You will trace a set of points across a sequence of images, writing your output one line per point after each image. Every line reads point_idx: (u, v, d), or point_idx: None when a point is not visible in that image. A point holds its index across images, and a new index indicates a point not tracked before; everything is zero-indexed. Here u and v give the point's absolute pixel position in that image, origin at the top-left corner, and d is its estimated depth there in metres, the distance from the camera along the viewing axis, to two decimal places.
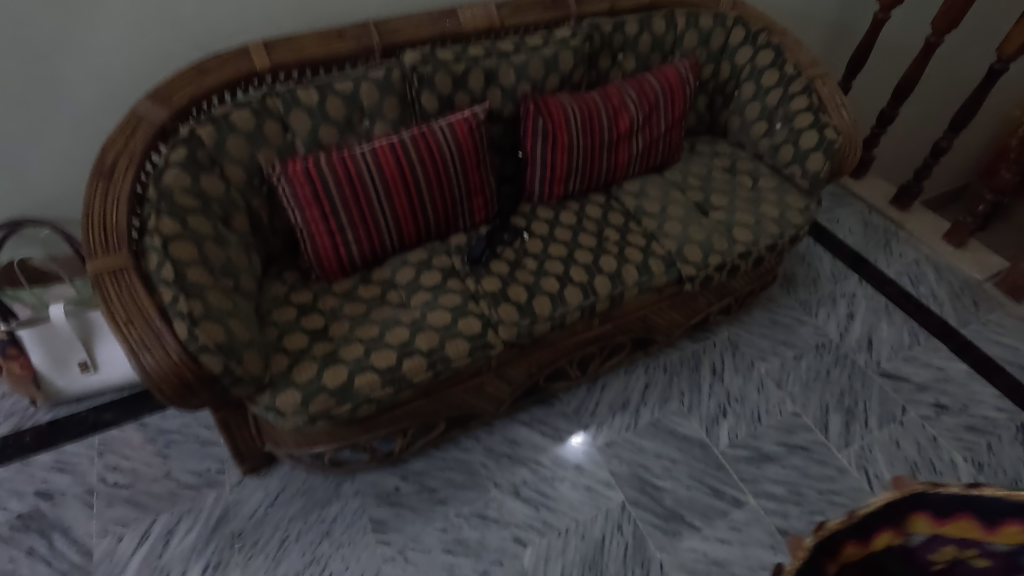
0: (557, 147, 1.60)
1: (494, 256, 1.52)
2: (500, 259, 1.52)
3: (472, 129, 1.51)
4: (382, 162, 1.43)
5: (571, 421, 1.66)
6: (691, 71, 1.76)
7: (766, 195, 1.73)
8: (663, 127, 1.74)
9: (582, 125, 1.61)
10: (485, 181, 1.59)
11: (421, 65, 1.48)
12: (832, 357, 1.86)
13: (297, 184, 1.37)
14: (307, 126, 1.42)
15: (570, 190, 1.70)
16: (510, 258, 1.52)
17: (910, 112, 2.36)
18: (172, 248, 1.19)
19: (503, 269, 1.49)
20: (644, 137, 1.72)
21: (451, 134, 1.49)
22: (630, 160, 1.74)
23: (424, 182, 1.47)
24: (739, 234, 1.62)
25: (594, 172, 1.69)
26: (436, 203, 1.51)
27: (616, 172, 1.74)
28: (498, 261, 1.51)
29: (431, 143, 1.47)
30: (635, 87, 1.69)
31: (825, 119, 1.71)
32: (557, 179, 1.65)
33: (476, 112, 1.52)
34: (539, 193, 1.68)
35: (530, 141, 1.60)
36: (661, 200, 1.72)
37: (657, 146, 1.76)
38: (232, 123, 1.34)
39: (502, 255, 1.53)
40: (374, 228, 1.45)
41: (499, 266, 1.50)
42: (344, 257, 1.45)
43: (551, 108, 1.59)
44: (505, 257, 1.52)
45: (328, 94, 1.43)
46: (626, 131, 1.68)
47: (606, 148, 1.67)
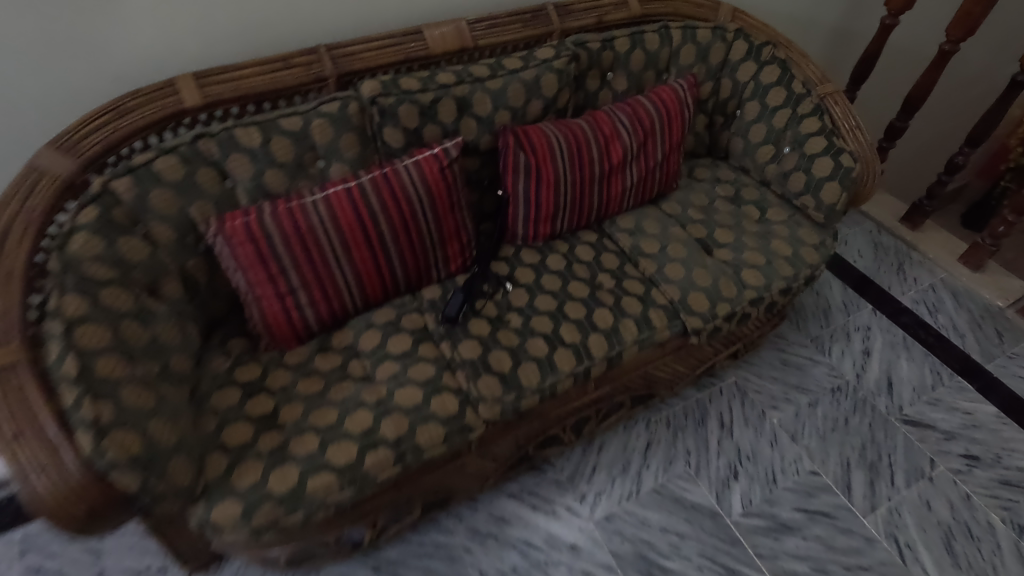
0: (542, 184, 1.41)
1: (473, 313, 1.33)
2: (480, 317, 1.32)
3: (443, 168, 1.31)
4: (338, 211, 1.22)
5: (566, 491, 1.48)
6: (689, 91, 1.57)
7: (775, 229, 1.55)
8: (659, 156, 1.55)
9: (570, 158, 1.42)
10: (461, 225, 1.39)
11: (382, 96, 1.28)
12: (849, 403, 1.69)
13: (236, 244, 1.16)
14: (250, 171, 1.22)
15: (557, 229, 1.50)
16: (492, 315, 1.33)
17: (920, 124, 2.19)
18: (77, 334, 0.97)
19: (484, 329, 1.29)
20: (639, 167, 1.53)
21: (418, 176, 1.29)
22: (624, 193, 1.54)
23: (389, 232, 1.27)
24: (749, 277, 1.44)
25: (583, 209, 1.50)
26: (404, 255, 1.31)
27: (609, 207, 1.54)
28: (478, 320, 1.31)
29: (395, 187, 1.26)
30: (627, 111, 1.50)
31: (840, 143, 1.53)
32: (543, 219, 1.46)
33: (447, 149, 1.31)
34: (523, 234, 1.48)
35: (511, 179, 1.40)
36: (660, 237, 1.53)
37: (654, 176, 1.57)
38: (156, 173, 1.13)
39: (483, 313, 1.33)
40: (331, 288, 1.25)
41: (479, 326, 1.30)
42: (297, 322, 1.24)
43: (533, 140, 1.39)
44: (486, 314, 1.33)
45: (273, 133, 1.22)
46: (618, 163, 1.48)
47: (597, 182, 1.47)
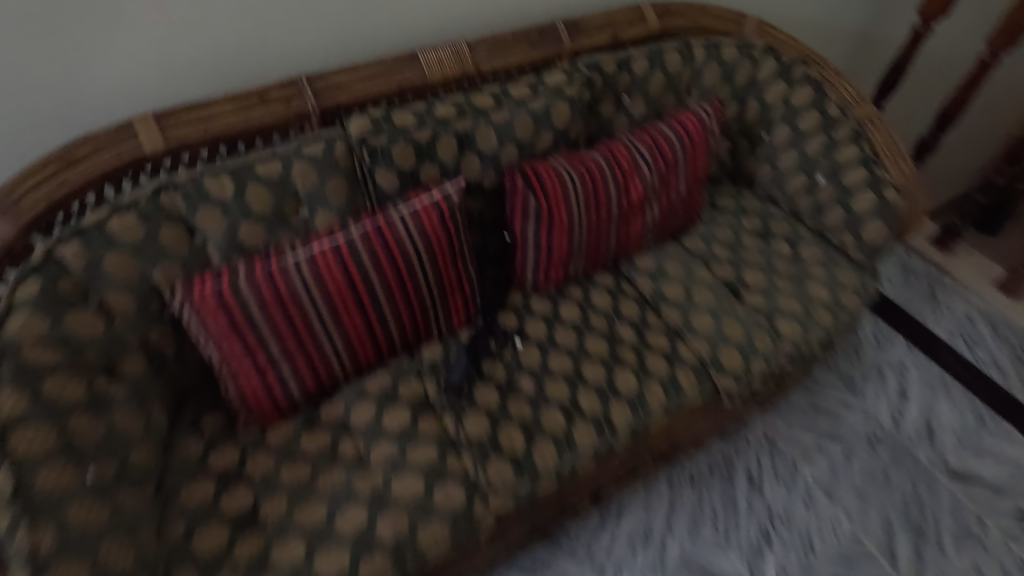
0: (554, 228, 1.25)
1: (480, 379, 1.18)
2: (488, 382, 1.18)
3: (443, 216, 1.15)
4: (324, 271, 1.07)
5: (583, 564, 1.34)
6: (714, 117, 1.42)
7: (810, 269, 1.40)
8: (682, 190, 1.39)
9: (585, 198, 1.26)
10: (465, 276, 1.23)
11: (371, 136, 1.13)
12: (887, 454, 1.58)
13: (206, 314, 1.01)
14: (221, 225, 1.05)
15: (570, 273, 1.35)
16: (501, 380, 1.18)
17: (952, 139, 2.05)
18: (14, 441, 0.83)
19: (492, 399, 1.14)
20: (660, 203, 1.37)
21: (415, 226, 1.13)
22: (643, 232, 1.39)
23: (383, 291, 1.12)
24: (785, 328, 1.30)
25: (599, 251, 1.35)
26: (401, 315, 1.16)
27: (627, 246, 1.39)
28: (486, 387, 1.16)
29: (389, 240, 1.11)
30: (647, 142, 1.34)
31: (882, 174, 1.39)
32: (555, 264, 1.31)
33: (448, 194, 1.15)
34: (533, 280, 1.33)
35: (520, 222, 1.24)
36: (683, 281, 1.39)
37: (676, 212, 1.42)
38: (110, 235, 0.97)
39: (491, 377, 1.19)
40: (318, 357, 1.10)
41: (487, 394, 1.15)
42: (279, 396, 1.09)
43: (544, 180, 1.23)
44: (495, 379, 1.18)
45: (248, 181, 1.07)
46: (638, 200, 1.33)
47: (615, 222, 1.32)
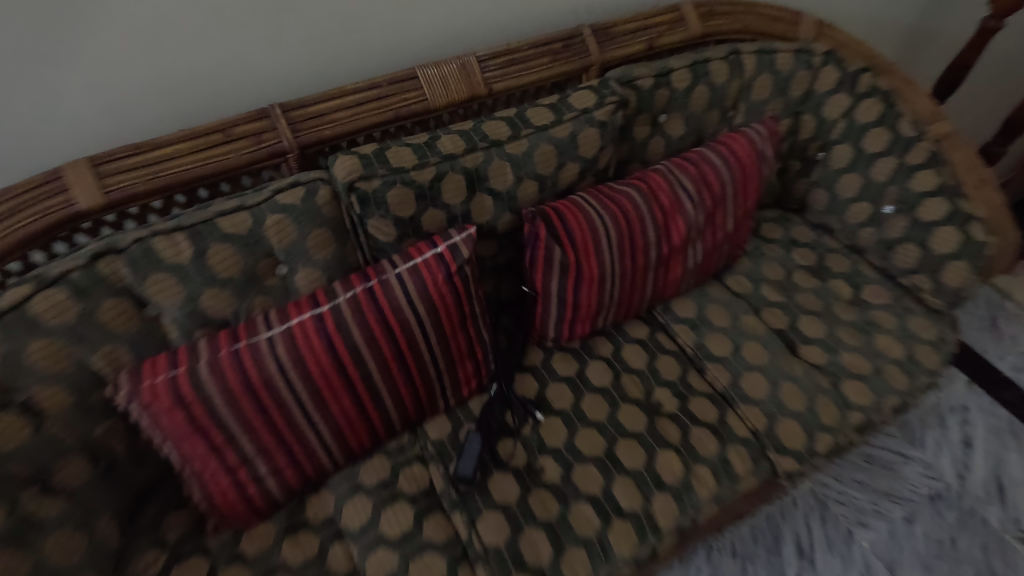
0: (582, 282, 1.05)
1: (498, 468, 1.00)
2: (507, 472, 0.99)
3: (451, 275, 0.94)
4: (305, 352, 0.86)
5: None
6: (767, 140, 1.20)
7: (878, 318, 1.20)
8: (730, 227, 1.19)
9: (620, 245, 1.05)
10: (477, 340, 1.03)
11: (363, 181, 0.91)
12: (954, 517, 1.39)
13: (158, 413, 0.81)
14: (178, 295, 0.86)
15: (598, 325, 1.16)
16: (523, 468, 1.00)
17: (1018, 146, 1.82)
18: None
19: (514, 496, 0.96)
20: (705, 243, 1.17)
21: (417, 288, 0.92)
22: (684, 276, 1.19)
23: (379, 370, 0.92)
24: (854, 394, 1.10)
25: (632, 301, 1.15)
26: (401, 393, 0.96)
27: (664, 292, 1.19)
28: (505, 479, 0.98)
29: (385, 308, 0.90)
30: (692, 172, 1.12)
31: (968, 208, 1.16)
32: (581, 318, 1.11)
33: (456, 248, 0.94)
34: (555, 336, 1.13)
35: (541, 275, 1.04)
36: (730, 333, 1.20)
37: (721, 251, 1.21)
38: (32, 318, 0.77)
39: (511, 465, 1.00)
40: (301, 449, 0.91)
41: (508, 489, 0.97)
42: (255, 497, 0.91)
43: (572, 225, 1.01)
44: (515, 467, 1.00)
45: (209, 240, 0.87)
46: (680, 243, 1.12)
47: (652, 269, 1.12)
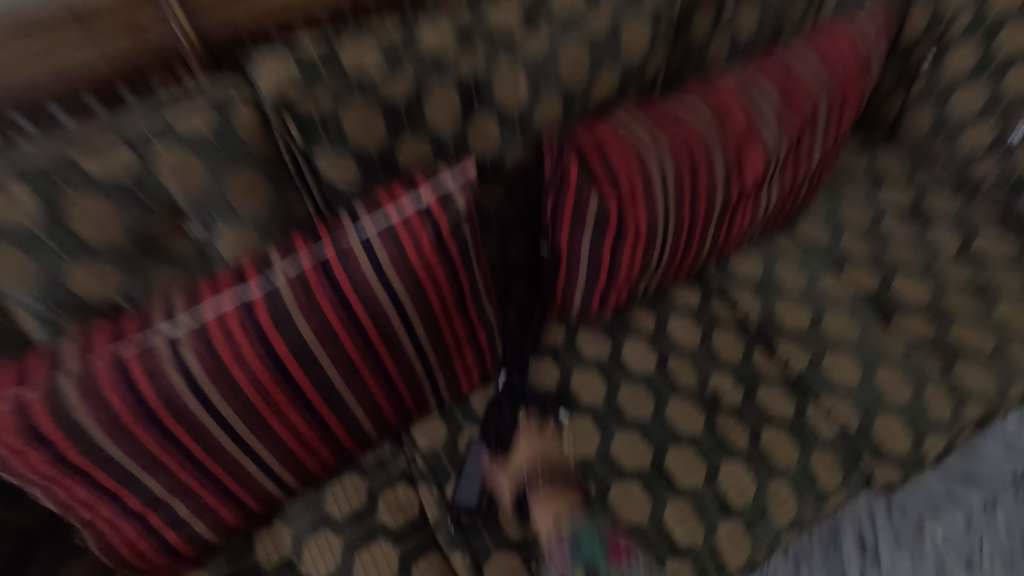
0: (626, 240, 0.75)
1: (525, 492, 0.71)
2: (539, 489, 0.71)
3: (443, 238, 0.65)
4: (228, 358, 0.58)
5: None
6: (876, 37, 0.87)
7: (999, 279, 0.94)
8: (815, 161, 0.88)
9: (679, 187, 0.75)
10: (480, 322, 0.75)
11: (303, 95, 0.61)
12: None
13: (8, 452, 0.54)
14: (31, 275, 0.57)
15: (639, 292, 0.87)
16: (559, 479, 0.72)
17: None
18: None
19: (553, 525, 0.68)
20: (784, 183, 0.87)
21: (391, 258, 0.63)
22: (751, 226, 0.90)
23: (342, 374, 0.65)
24: (973, 381, 0.85)
25: (685, 260, 0.86)
26: (376, 400, 0.70)
27: (723, 247, 0.90)
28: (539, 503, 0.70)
29: (346, 289, 0.62)
30: (778, 83, 0.80)
31: None
32: (618, 286, 0.83)
33: (449, 198, 0.64)
34: (582, 308, 0.85)
35: (568, 231, 0.74)
36: (807, 299, 0.93)
37: (798, 191, 0.92)
38: None
39: (544, 477, 0.71)
40: (239, 483, 0.65)
41: (541, 518, 0.69)
42: (179, 545, 0.66)
43: (613, 158, 0.71)
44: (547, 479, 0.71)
45: (68, 190, 0.56)
46: (755, 183, 0.82)
47: (716, 219, 0.82)
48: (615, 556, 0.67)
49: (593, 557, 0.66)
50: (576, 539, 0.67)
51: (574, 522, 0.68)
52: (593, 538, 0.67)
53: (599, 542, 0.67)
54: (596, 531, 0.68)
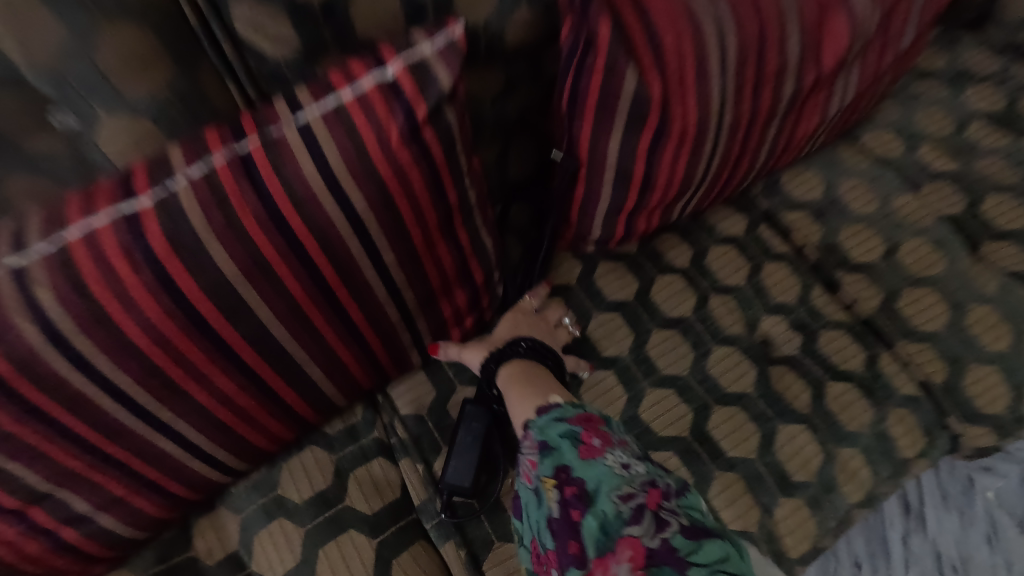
0: (668, 141, 0.57)
1: (502, 350, 0.58)
2: (516, 361, 0.58)
3: (418, 127, 0.45)
4: (109, 302, 0.40)
5: None
6: None
7: None
8: (905, 45, 0.68)
9: (742, 68, 0.55)
10: (473, 252, 0.58)
11: None
12: None
13: None
14: None
15: (673, 215, 0.69)
16: (542, 359, 0.58)
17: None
18: None
19: (529, 407, 0.52)
20: (864, 70, 0.67)
21: (345, 157, 0.44)
22: (817, 130, 0.70)
23: (286, 323, 0.47)
24: None
25: (733, 175, 0.67)
26: (337, 355, 0.53)
27: (779, 159, 0.72)
28: (516, 374, 0.56)
29: (280, 203, 0.43)
30: None
31: None
32: (650, 207, 0.65)
33: (426, 67, 0.45)
34: (602, 236, 0.67)
35: (590, 126, 0.55)
36: (878, 224, 0.75)
37: (874, 87, 0.73)
38: None
39: (526, 347, 0.58)
40: (154, 468, 0.49)
41: (519, 389, 0.55)
42: (84, 546, 0.50)
43: (660, 19, 0.50)
44: (528, 344, 0.59)
45: None
46: (835, 69, 0.62)
47: (780, 116, 0.63)
48: (588, 441, 0.47)
49: (557, 446, 0.47)
50: (540, 428, 0.49)
51: (539, 407, 0.51)
52: (558, 421, 0.49)
53: (565, 426, 0.48)
54: (562, 411, 0.50)
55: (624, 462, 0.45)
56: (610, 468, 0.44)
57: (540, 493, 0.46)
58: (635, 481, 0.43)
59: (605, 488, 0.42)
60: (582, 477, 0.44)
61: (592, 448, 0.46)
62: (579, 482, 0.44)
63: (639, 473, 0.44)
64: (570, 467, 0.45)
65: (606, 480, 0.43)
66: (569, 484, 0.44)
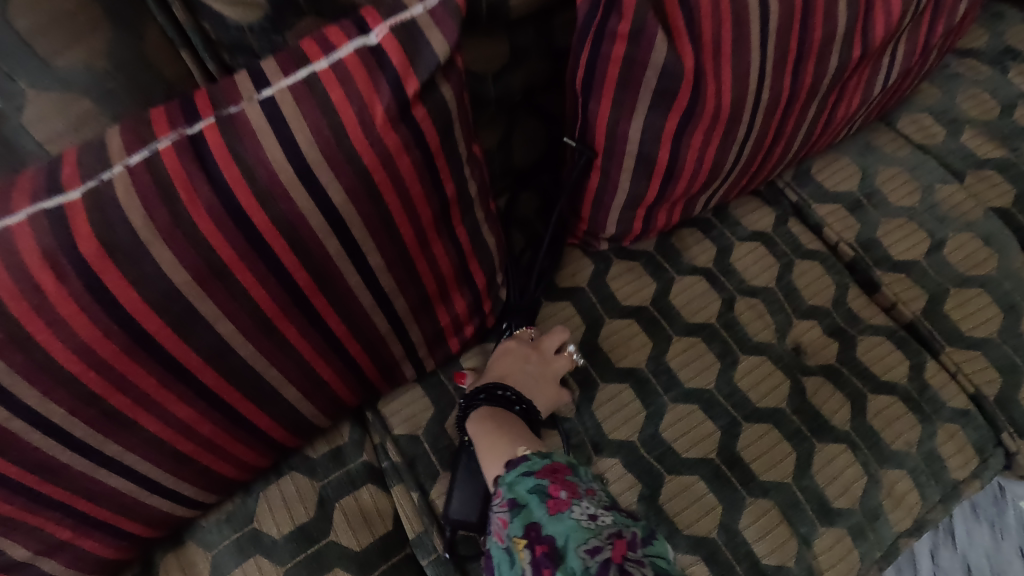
0: (700, 122, 0.49)
1: (469, 398, 0.51)
2: (485, 410, 0.50)
3: (408, 105, 0.38)
4: (31, 320, 0.33)
5: None
6: None
7: None
8: (957, 14, 0.61)
9: (785, 36, 0.48)
10: (473, 252, 0.50)
11: None
12: None
13: None
14: None
15: (697, 209, 0.62)
16: (510, 404, 0.50)
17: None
18: None
19: (500, 462, 0.46)
20: (910, 45, 0.60)
21: (319, 142, 0.37)
22: (855, 113, 0.63)
23: (254, 337, 0.40)
24: None
25: (765, 162, 0.60)
26: (317, 372, 0.46)
27: (813, 146, 0.64)
28: (486, 424, 0.49)
29: (242, 197, 0.36)
30: None
31: None
32: (674, 200, 0.57)
33: (417, 33, 0.38)
34: (617, 233, 0.60)
35: (608, 105, 0.48)
36: (920, 217, 0.68)
37: (920, 64, 0.65)
38: None
39: (490, 394, 0.51)
40: (104, 507, 0.42)
41: (490, 444, 0.48)
42: None
43: None
44: (506, 392, 0.51)
45: None
46: (883, 41, 0.56)
47: (821, 96, 0.56)
48: (556, 494, 0.41)
49: (526, 502, 0.41)
50: (509, 483, 0.43)
51: (507, 461, 0.45)
52: (528, 474, 0.43)
53: (532, 479, 0.42)
54: (532, 463, 0.44)
55: (592, 512, 0.40)
56: (579, 522, 0.39)
57: (511, 555, 0.40)
58: (603, 532, 0.38)
59: (574, 545, 0.37)
60: (551, 535, 0.38)
61: (562, 503, 0.40)
62: (549, 540, 0.38)
63: (609, 524, 0.39)
64: (540, 525, 0.39)
65: (574, 535, 0.38)
66: (540, 543, 0.39)
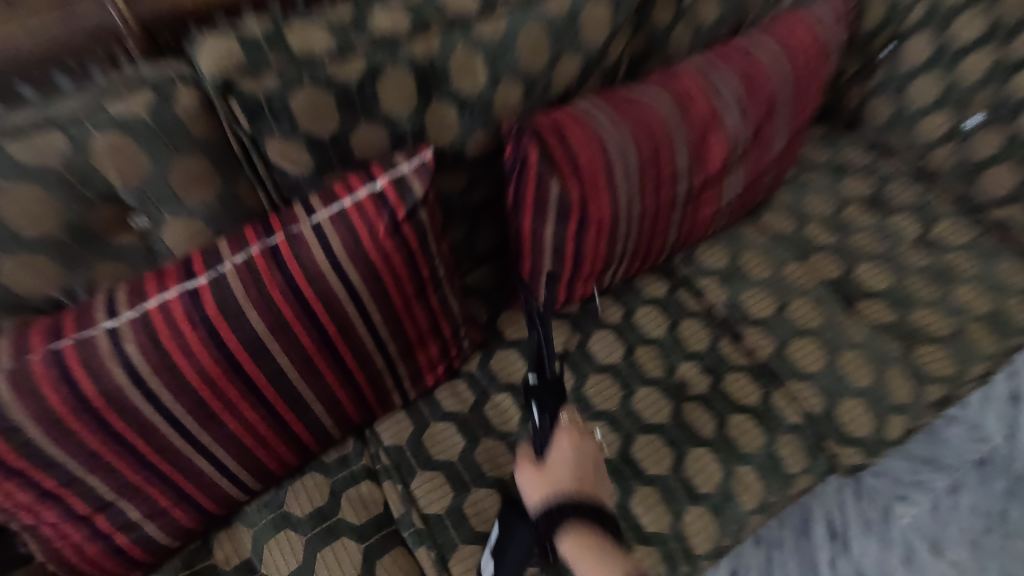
0: (590, 228, 0.75)
1: (559, 519, 0.62)
2: (575, 527, 0.62)
3: (400, 224, 0.63)
4: (175, 352, 0.56)
5: None
6: (836, 26, 0.88)
7: (955, 263, 0.95)
8: (779, 148, 0.89)
9: (642, 174, 0.75)
10: (443, 313, 0.74)
11: (248, 78, 0.58)
12: (1003, 484, 1.20)
13: None
14: None
15: (606, 283, 0.87)
16: (596, 523, 0.62)
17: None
18: None
19: None
20: (745, 171, 0.88)
21: (345, 246, 0.61)
22: (714, 216, 0.90)
23: (299, 367, 0.63)
24: (930, 361, 0.86)
25: (650, 249, 0.86)
26: (335, 394, 0.68)
27: (688, 238, 0.90)
28: (579, 544, 0.61)
29: (298, 279, 0.60)
30: (737, 71, 0.81)
31: None
32: (585, 276, 0.82)
33: (406, 182, 0.63)
34: (548, 299, 0.85)
35: (529, 218, 0.74)
36: (772, 287, 0.93)
37: (762, 180, 0.93)
38: None
39: (582, 514, 0.62)
40: (193, 484, 0.63)
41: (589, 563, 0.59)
42: (129, 550, 0.63)
43: (574, 145, 0.71)
44: (588, 511, 0.62)
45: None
46: (718, 172, 0.83)
47: (680, 208, 0.83)
48: None
49: None
50: None
51: None
52: None
53: None
54: None
55: None
56: None
57: None
58: None
59: None
60: None
61: None
62: None
63: None
64: None
65: None
66: None
